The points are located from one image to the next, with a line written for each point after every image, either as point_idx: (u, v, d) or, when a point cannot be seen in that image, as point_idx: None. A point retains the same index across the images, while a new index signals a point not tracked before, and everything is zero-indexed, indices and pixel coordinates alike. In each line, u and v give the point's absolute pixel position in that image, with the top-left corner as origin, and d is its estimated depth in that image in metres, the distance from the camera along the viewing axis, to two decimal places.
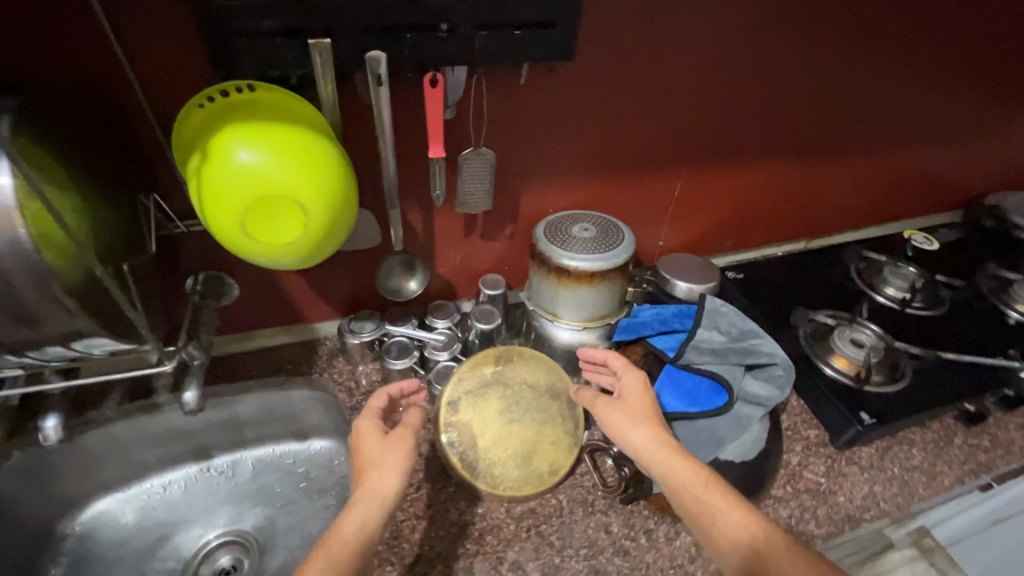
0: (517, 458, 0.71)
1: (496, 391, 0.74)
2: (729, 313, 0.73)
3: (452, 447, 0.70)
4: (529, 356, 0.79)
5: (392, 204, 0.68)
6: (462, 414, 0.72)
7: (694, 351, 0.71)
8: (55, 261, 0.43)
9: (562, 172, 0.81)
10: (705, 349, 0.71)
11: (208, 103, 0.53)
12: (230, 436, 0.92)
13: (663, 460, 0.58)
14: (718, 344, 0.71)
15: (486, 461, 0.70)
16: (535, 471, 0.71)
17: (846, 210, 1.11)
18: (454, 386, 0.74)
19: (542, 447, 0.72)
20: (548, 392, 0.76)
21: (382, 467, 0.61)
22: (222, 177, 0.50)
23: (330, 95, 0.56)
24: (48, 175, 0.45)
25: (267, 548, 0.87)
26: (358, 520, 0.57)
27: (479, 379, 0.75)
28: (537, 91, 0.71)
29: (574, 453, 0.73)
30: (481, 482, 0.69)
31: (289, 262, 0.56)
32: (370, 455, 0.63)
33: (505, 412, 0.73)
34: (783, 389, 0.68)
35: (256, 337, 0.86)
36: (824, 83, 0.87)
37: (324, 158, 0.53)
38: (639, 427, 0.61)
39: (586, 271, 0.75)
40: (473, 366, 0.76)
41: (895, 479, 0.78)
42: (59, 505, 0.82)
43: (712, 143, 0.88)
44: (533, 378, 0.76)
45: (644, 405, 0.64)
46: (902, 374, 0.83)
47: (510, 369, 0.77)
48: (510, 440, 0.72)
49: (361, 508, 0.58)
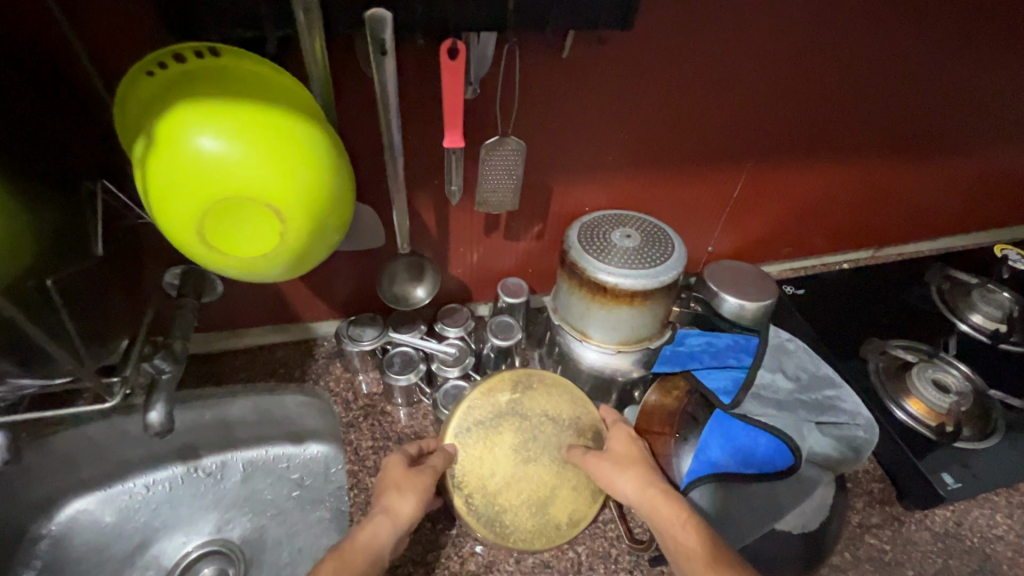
0: (532, 505, 0.61)
1: (511, 423, 0.64)
2: (795, 353, 0.62)
3: (458, 490, 0.60)
4: (550, 382, 0.68)
5: (398, 201, 0.56)
6: (471, 450, 0.62)
7: (754, 400, 0.58)
8: None
9: (603, 166, 0.68)
10: (768, 399, 0.58)
11: (157, 71, 0.40)
12: (219, 436, 0.84)
13: (653, 504, 0.52)
14: (784, 395, 0.59)
15: (496, 507, 0.60)
16: (552, 522, 0.61)
17: (926, 217, 0.96)
18: (462, 415, 0.63)
19: (561, 494, 0.62)
20: (571, 426, 0.65)
21: (395, 503, 0.53)
22: (174, 172, 0.39)
23: (319, 65, 0.44)
24: None
25: (253, 562, 0.79)
26: (372, 532, 0.51)
27: (493, 408, 0.64)
28: (583, 68, 0.57)
29: (597, 500, 0.63)
30: (490, 532, 0.59)
31: (264, 275, 0.46)
32: (386, 492, 0.55)
33: (520, 449, 0.63)
34: (859, 453, 0.56)
35: (246, 335, 0.76)
36: (931, 69, 0.72)
37: (307, 151, 0.42)
38: (625, 475, 0.55)
39: (626, 290, 0.63)
40: (486, 391, 0.65)
41: (974, 552, 0.66)
42: (32, 505, 0.76)
43: (785, 137, 0.74)
44: (555, 410, 0.66)
45: (631, 453, 0.58)
46: (994, 428, 0.70)
47: (528, 398, 0.66)
48: (525, 484, 0.62)
49: (377, 521, 0.52)
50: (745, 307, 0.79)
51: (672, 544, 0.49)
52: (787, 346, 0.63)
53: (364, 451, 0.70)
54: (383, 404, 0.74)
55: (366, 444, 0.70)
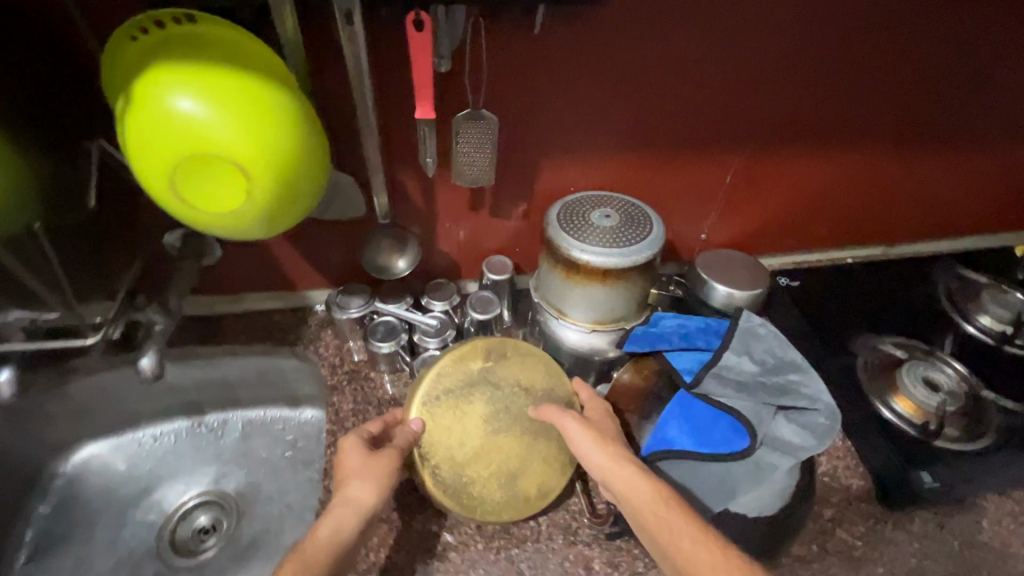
0: (500, 477, 0.62)
1: (483, 393, 0.64)
2: (768, 337, 0.60)
3: (424, 463, 0.61)
4: (524, 351, 0.68)
5: (375, 170, 0.58)
6: (440, 419, 0.62)
7: (715, 380, 0.58)
8: None
9: (588, 145, 0.69)
10: (729, 380, 0.58)
11: (141, 36, 0.44)
12: (221, 395, 0.89)
13: (626, 480, 0.52)
14: (747, 377, 0.58)
15: (463, 478, 0.62)
16: (520, 494, 0.62)
17: (942, 213, 0.92)
18: (431, 384, 0.63)
19: (530, 466, 0.63)
20: (543, 398, 0.65)
21: (355, 492, 0.54)
22: (148, 128, 0.42)
23: (291, 36, 0.47)
24: None
25: (244, 512, 0.84)
26: (334, 524, 0.52)
27: (464, 377, 0.64)
28: (562, 43, 0.58)
29: (567, 472, 0.65)
30: (457, 503, 0.61)
31: (237, 231, 0.49)
32: (347, 481, 0.55)
33: (491, 419, 0.63)
34: (821, 441, 0.55)
35: (245, 299, 0.81)
36: (936, 53, 0.69)
37: (273, 113, 0.45)
38: (602, 449, 0.55)
39: (599, 268, 0.64)
40: (457, 359, 0.64)
41: (953, 555, 0.64)
42: (49, 446, 0.82)
43: (780, 122, 0.72)
44: (527, 380, 0.66)
45: (603, 428, 0.59)
46: (985, 431, 0.67)
47: (501, 367, 0.66)
48: (494, 456, 0.63)
49: (337, 512, 0.52)
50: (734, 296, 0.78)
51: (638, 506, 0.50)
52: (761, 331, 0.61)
53: (344, 414, 0.73)
54: (368, 370, 0.77)
55: (348, 407, 0.74)
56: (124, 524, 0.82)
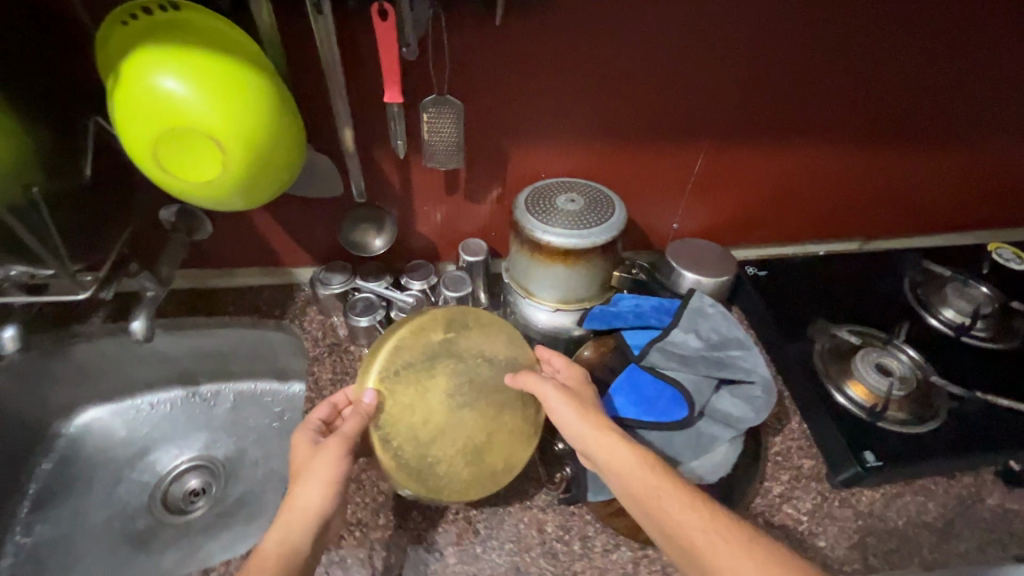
0: (465, 454, 0.63)
1: (445, 367, 0.64)
2: (714, 317, 0.66)
3: (386, 446, 0.60)
4: (484, 322, 0.69)
5: (350, 151, 0.63)
6: (400, 398, 0.61)
7: (660, 354, 0.63)
8: None
9: (557, 134, 0.72)
10: (673, 354, 0.63)
11: (130, 19, 0.48)
12: (214, 367, 0.94)
13: (611, 449, 0.54)
14: (691, 351, 0.63)
15: (428, 458, 0.62)
16: (486, 469, 0.64)
17: (913, 209, 0.94)
18: (390, 359, 0.62)
19: (496, 440, 0.65)
20: (506, 369, 0.66)
21: (303, 491, 0.53)
22: (134, 105, 0.47)
23: (267, 25, 0.51)
24: None
25: (232, 476, 0.89)
26: (282, 533, 0.51)
27: (424, 351, 0.63)
28: (525, 35, 0.62)
29: (532, 442, 0.67)
30: (422, 484, 0.61)
31: (217, 202, 0.55)
32: (297, 477, 0.55)
33: (454, 394, 0.63)
34: (759, 414, 0.58)
35: (235, 275, 0.86)
36: (898, 51, 0.72)
37: (248, 95, 0.49)
38: (586, 419, 0.57)
39: (560, 248, 0.68)
40: (416, 333, 0.63)
41: (894, 533, 0.67)
42: (52, 408, 0.87)
43: (745, 115, 0.75)
44: (491, 351, 0.67)
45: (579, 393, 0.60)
46: (933, 414, 0.70)
47: (463, 339, 0.65)
48: (458, 433, 0.63)
49: (288, 519, 0.52)
50: (702, 282, 0.82)
51: (626, 475, 0.52)
52: (710, 312, 0.67)
53: (323, 383, 0.77)
54: (348, 344, 0.82)
55: (327, 377, 0.78)
56: (120, 483, 0.87)
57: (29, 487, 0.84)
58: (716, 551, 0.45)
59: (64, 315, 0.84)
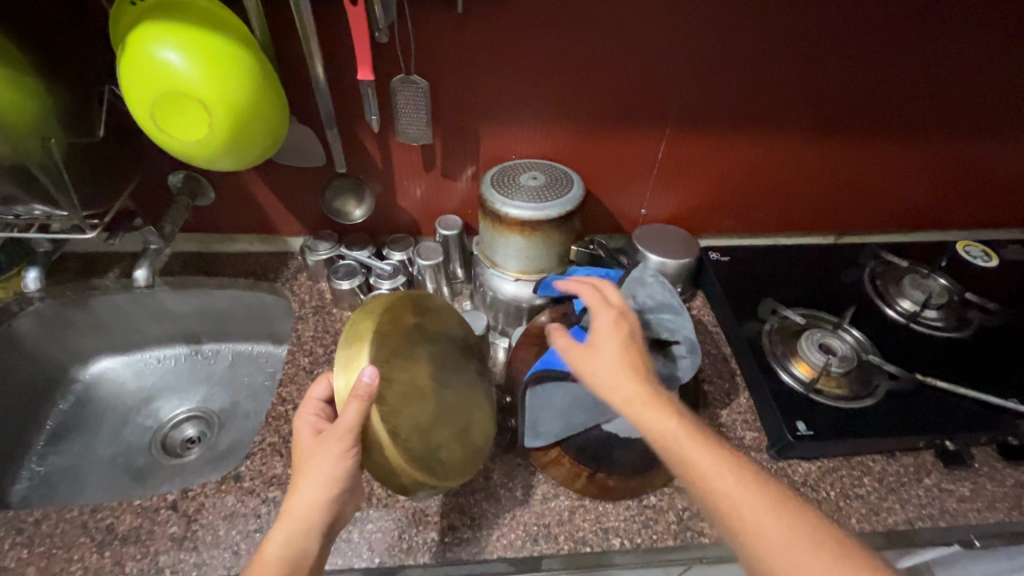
0: (455, 437, 0.63)
1: (422, 350, 0.63)
2: (653, 285, 0.70)
3: (395, 440, 0.53)
4: (435, 306, 0.69)
5: (329, 123, 0.70)
6: (395, 384, 0.56)
7: None
8: None
9: (524, 117, 0.79)
10: None
11: (137, 1, 0.57)
12: (215, 328, 1.02)
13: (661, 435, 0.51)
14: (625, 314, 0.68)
15: (432, 445, 0.59)
16: (471, 446, 0.65)
17: (885, 204, 0.96)
18: (378, 346, 0.55)
19: (472, 416, 0.67)
20: (464, 349, 0.72)
21: (307, 492, 0.53)
22: (135, 71, 0.55)
23: (253, 6, 0.59)
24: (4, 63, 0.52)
25: (224, 426, 0.97)
26: (282, 540, 0.52)
27: (404, 335, 0.60)
28: (489, 23, 0.68)
29: (491, 415, 0.71)
30: (432, 472, 0.57)
31: (203, 159, 0.62)
32: (303, 471, 0.54)
33: (434, 375, 0.63)
34: (686, 372, 0.65)
35: (237, 241, 0.95)
36: (855, 46, 0.74)
37: (232, 65, 0.57)
38: (633, 394, 0.54)
39: (517, 220, 0.73)
40: (394, 316, 0.60)
41: (826, 502, 0.69)
42: (72, 354, 0.97)
43: (704, 104, 0.79)
44: (450, 333, 0.70)
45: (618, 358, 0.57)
46: (870, 392, 0.73)
47: (428, 323, 0.66)
48: (445, 414, 0.62)
49: (285, 528, 0.52)
50: (666, 264, 0.86)
51: (670, 441, 0.51)
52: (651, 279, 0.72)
53: (305, 338, 0.85)
54: (331, 307, 0.89)
55: (310, 334, 0.86)
56: (127, 425, 0.96)
57: (47, 422, 0.93)
58: (737, 505, 0.47)
59: (85, 271, 0.94)
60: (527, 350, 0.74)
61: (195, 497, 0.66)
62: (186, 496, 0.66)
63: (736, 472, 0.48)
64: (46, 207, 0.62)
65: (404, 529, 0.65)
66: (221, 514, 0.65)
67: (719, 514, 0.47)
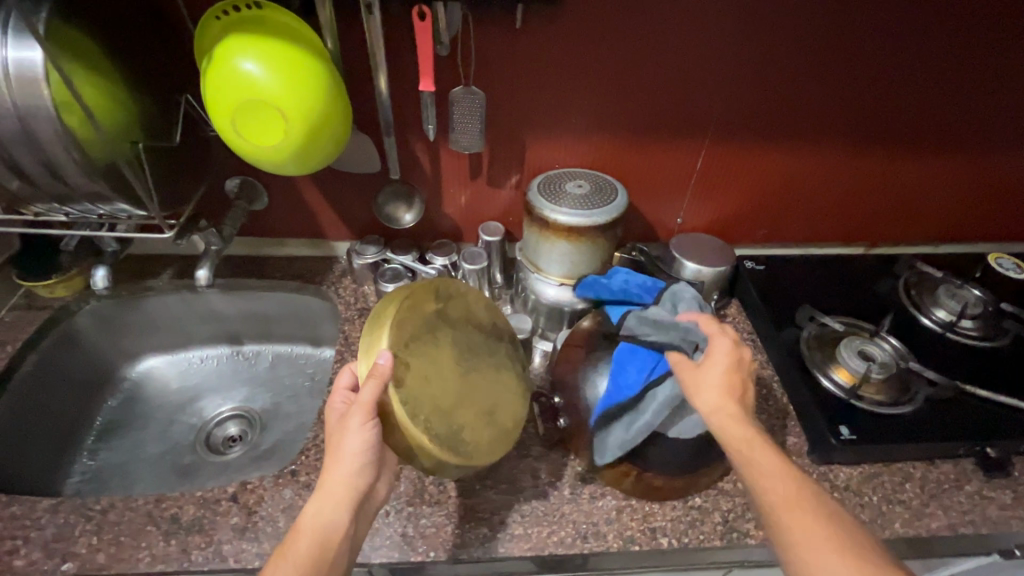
0: (481, 418, 0.64)
1: (444, 334, 0.66)
2: (688, 299, 0.72)
3: (415, 420, 0.57)
4: (463, 291, 0.72)
5: (386, 131, 0.73)
6: (414, 368, 0.59)
7: (637, 320, 0.69)
8: (87, 146, 0.54)
9: (570, 128, 0.82)
10: (648, 320, 0.68)
11: (222, 16, 0.60)
12: (258, 330, 1.05)
13: (765, 478, 0.53)
14: (665, 318, 0.68)
15: (455, 427, 0.61)
16: (500, 429, 0.66)
17: (917, 216, 0.98)
18: (396, 332, 0.60)
19: (500, 400, 0.68)
20: (493, 333, 0.73)
21: (338, 468, 0.55)
22: (220, 81, 0.58)
23: (327, 20, 0.62)
24: (98, 70, 0.54)
25: (267, 426, 0.99)
26: (315, 512, 0.53)
27: (424, 322, 0.64)
28: (542, 37, 0.71)
29: (523, 398, 0.71)
30: (456, 454, 0.59)
31: (273, 164, 0.65)
32: (331, 446, 0.56)
33: (458, 360, 0.66)
34: None
35: (285, 245, 0.98)
36: (893, 61, 0.77)
37: (308, 75, 0.60)
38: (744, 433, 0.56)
39: (565, 226, 0.76)
40: (415, 303, 0.64)
41: (869, 506, 0.70)
42: (122, 352, 1.00)
43: (744, 117, 0.82)
44: (476, 317, 0.72)
45: (725, 384, 0.59)
46: (910, 399, 0.74)
47: (451, 308, 0.68)
48: (469, 398, 0.64)
49: (319, 501, 0.54)
50: (702, 271, 0.88)
51: (766, 479, 0.53)
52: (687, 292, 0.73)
53: (352, 340, 0.87)
54: None
55: (356, 335, 0.88)
56: (173, 423, 0.98)
57: (97, 418, 0.95)
58: (784, 503, 0.51)
59: (139, 272, 0.98)
60: (572, 352, 0.76)
61: (254, 490, 0.69)
62: (245, 488, 0.68)
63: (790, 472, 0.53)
64: (131, 208, 0.63)
65: (456, 524, 0.67)
66: (279, 506, 0.67)
67: (764, 507, 0.52)
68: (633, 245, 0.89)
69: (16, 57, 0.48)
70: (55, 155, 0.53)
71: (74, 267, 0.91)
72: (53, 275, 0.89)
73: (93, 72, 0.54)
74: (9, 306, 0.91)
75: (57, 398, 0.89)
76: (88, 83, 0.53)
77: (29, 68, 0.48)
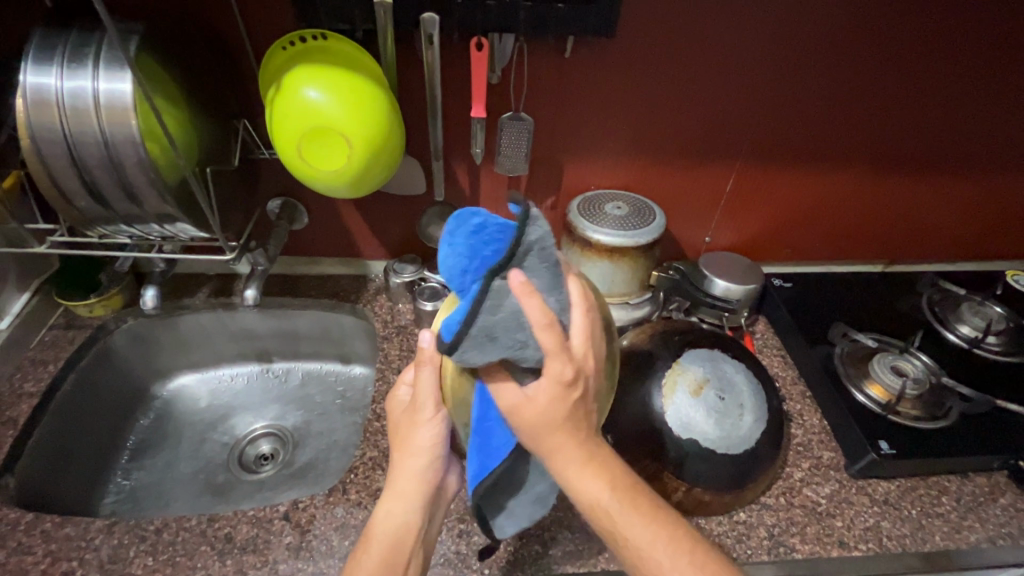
0: None
1: None
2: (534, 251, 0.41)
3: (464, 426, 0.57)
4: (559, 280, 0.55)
5: (436, 154, 0.76)
6: None
7: (477, 336, 0.40)
8: (163, 170, 0.55)
9: (607, 152, 0.84)
10: (487, 330, 0.40)
11: (289, 46, 0.63)
12: (289, 348, 1.03)
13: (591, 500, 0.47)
14: (500, 324, 0.40)
15: None
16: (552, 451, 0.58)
17: (934, 234, 1.01)
18: None
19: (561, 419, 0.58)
20: None
21: (405, 468, 0.57)
22: (288, 108, 0.60)
23: (388, 52, 0.65)
24: (175, 97, 0.57)
25: (299, 444, 0.97)
26: (386, 514, 0.56)
27: None
28: (585, 66, 0.75)
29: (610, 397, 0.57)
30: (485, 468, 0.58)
31: (332, 187, 0.66)
32: (398, 446, 0.58)
33: None
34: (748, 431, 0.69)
35: (320, 264, 1.00)
36: (917, 88, 0.80)
37: (370, 101, 0.62)
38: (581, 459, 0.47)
39: (607, 245, 0.79)
40: None
41: (909, 520, 0.71)
42: (155, 370, 1.00)
43: (773, 140, 0.85)
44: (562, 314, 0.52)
45: (552, 420, 0.45)
46: (944, 413, 0.76)
47: None
48: None
49: (390, 503, 0.56)
50: (731, 289, 0.89)
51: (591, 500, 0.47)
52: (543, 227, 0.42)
53: (392, 358, 0.88)
54: (413, 328, 0.93)
55: (395, 353, 0.89)
56: (204, 441, 0.97)
57: (131, 437, 0.94)
58: (616, 518, 0.47)
59: (173, 291, 0.98)
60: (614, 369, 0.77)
61: (306, 508, 0.69)
62: (297, 507, 0.69)
63: (612, 485, 0.48)
64: (196, 231, 0.64)
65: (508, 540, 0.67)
66: (332, 525, 0.67)
67: (596, 524, 0.48)
68: (671, 263, 0.96)
69: (108, 88, 0.51)
70: (134, 179, 0.55)
71: (114, 285, 0.91)
72: (92, 294, 0.90)
73: (169, 99, 0.56)
74: (49, 324, 0.92)
75: (95, 417, 0.89)
76: (167, 111, 0.55)
77: (119, 97, 0.51)
